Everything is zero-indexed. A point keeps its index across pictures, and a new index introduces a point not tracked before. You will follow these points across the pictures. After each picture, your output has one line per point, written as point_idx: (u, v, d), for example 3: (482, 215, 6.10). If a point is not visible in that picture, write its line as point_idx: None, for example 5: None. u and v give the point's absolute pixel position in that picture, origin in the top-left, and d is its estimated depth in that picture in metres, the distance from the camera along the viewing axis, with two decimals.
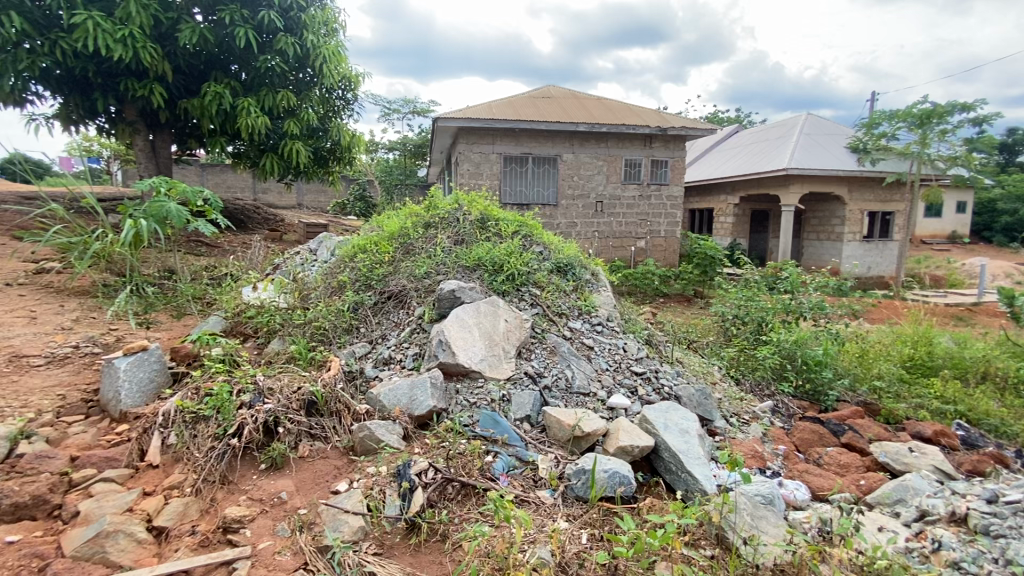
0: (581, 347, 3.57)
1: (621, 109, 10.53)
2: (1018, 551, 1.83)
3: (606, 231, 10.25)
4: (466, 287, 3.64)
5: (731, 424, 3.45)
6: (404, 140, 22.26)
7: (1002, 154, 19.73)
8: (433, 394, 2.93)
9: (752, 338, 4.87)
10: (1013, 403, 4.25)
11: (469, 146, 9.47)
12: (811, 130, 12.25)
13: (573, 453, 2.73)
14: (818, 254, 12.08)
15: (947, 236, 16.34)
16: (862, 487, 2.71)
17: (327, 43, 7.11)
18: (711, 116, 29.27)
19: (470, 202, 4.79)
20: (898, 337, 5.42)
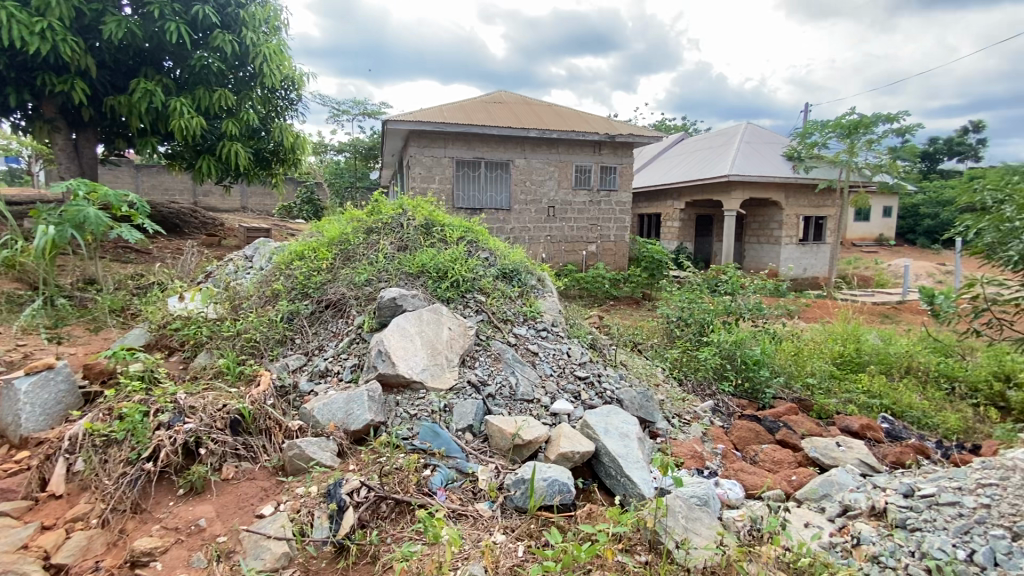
0: (526, 353, 3.53)
1: (571, 116, 10.66)
2: (932, 544, 1.82)
3: (558, 235, 10.33)
4: (407, 294, 3.54)
5: (673, 425, 3.51)
6: (355, 143, 21.75)
7: (922, 163, 21.32)
8: (370, 407, 2.81)
9: (694, 339, 5.00)
10: (930, 395, 4.55)
11: (420, 149, 9.31)
12: (751, 139, 12.84)
13: (515, 462, 2.68)
14: (758, 256, 12.66)
15: (875, 239, 17.50)
16: (794, 483, 2.79)
17: (268, 41, 6.78)
18: (659, 123, 30.24)
19: (414, 207, 4.69)
20: (830, 335, 5.71)
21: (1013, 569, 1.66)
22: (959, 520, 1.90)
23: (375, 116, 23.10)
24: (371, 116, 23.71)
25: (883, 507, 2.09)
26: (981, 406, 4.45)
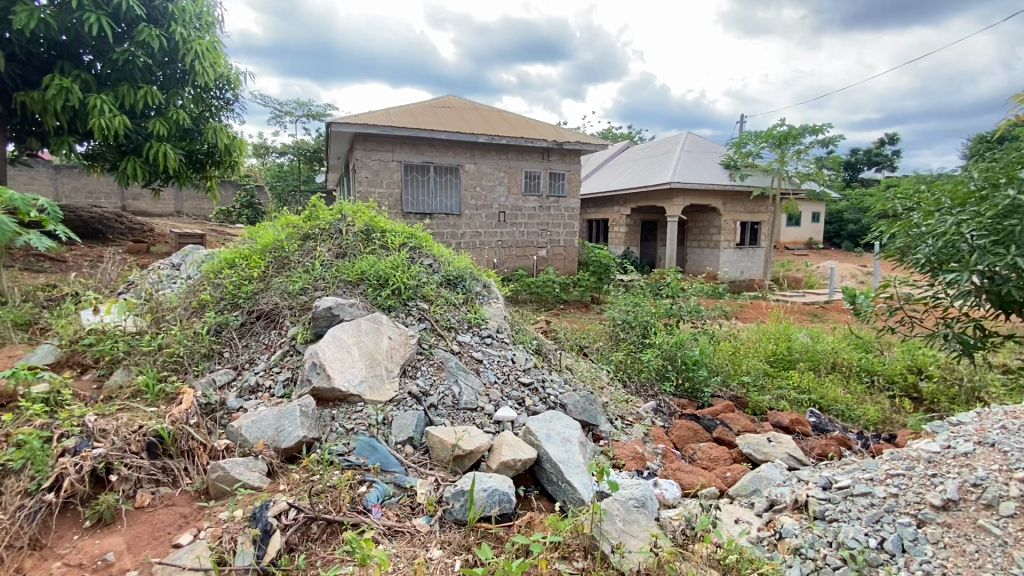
0: (470, 361, 3.49)
1: (520, 122, 10.73)
2: (847, 533, 1.91)
3: (509, 240, 10.35)
4: (344, 303, 3.43)
5: (616, 427, 3.55)
6: (299, 145, 21.02)
7: (846, 172, 22.96)
8: (303, 423, 2.68)
9: (638, 341, 5.12)
10: (853, 389, 4.85)
11: (367, 153, 9.07)
12: (691, 147, 13.39)
13: (456, 473, 2.63)
14: (700, 260, 13.19)
15: (805, 243, 18.66)
16: (727, 479, 2.88)
17: (201, 37, 6.36)
18: (607, 131, 31.07)
19: (355, 212, 4.56)
20: (764, 334, 6.01)
21: (918, 554, 1.77)
22: (871, 509, 2.00)
23: (320, 118, 22.43)
24: (316, 118, 23.01)
25: (805, 500, 2.19)
26: (897, 398, 4.80)
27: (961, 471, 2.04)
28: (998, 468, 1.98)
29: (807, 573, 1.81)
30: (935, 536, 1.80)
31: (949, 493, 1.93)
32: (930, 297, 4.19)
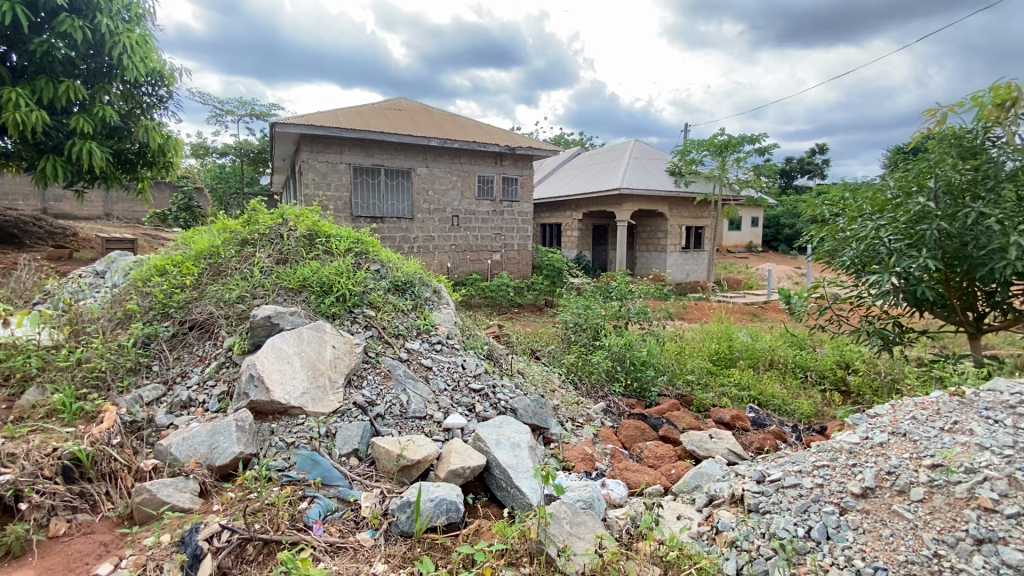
0: (418, 368, 3.43)
1: (472, 126, 10.72)
2: (779, 524, 2.00)
3: (462, 245, 10.29)
4: (285, 312, 3.31)
5: (566, 429, 3.59)
6: (242, 145, 20.14)
7: (781, 179, 24.37)
8: (239, 438, 2.55)
9: (589, 343, 5.19)
10: (789, 384, 5.12)
11: (313, 154, 8.80)
12: (638, 154, 13.82)
13: (403, 483, 2.57)
14: (648, 263, 13.59)
15: (745, 246, 19.64)
16: (671, 476, 2.96)
17: (131, 30, 5.94)
18: (559, 137, 31.57)
19: (298, 216, 4.41)
20: (707, 334, 6.25)
21: (840, 540, 1.88)
22: (799, 499, 2.11)
23: (264, 117, 21.59)
24: (260, 117, 22.12)
25: (741, 494, 2.28)
26: (828, 391, 5.11)
27: (878, 460, 2.18)
28: (909, 455, 2.13)
29: (742, 564, 1.90)
30: (856, 522, 1.93)
31: (867, 481, 2.06)
32: (855, 296, 4.49)
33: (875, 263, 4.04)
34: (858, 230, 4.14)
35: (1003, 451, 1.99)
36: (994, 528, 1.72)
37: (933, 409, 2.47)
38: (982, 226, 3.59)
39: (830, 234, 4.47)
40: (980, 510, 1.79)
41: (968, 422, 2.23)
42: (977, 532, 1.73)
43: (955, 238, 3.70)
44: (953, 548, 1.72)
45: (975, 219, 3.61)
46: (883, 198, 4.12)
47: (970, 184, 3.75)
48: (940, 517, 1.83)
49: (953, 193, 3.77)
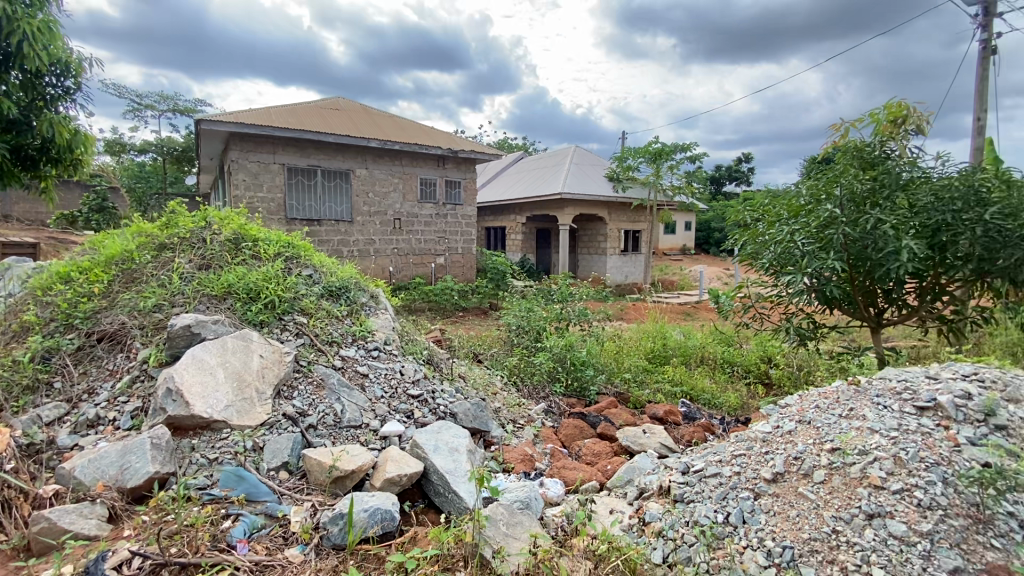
0: (354, 376, 3.34)
1: (413, 128, 10.58)
2: (701, 512, 2.14)
3: (405, 248, 10.11)
4: (207, 321, 3.13)
5: (507, 431, 3.60)
6: (163, 142, 18.80)
7: (711, 185, 25.79)
8: (154, 457, 2.39)
9: (530, 345, 5.25)
10: (718, 379, 5.41)
11: (243, 154, 8.37)
12: (578, 160, 14.17)
13: (337, 495, 2.50)
14: (589, 265, 13.93)
15: (679, 249, 20.60)
16: (607, 472, 3.05)
17: (32, 16, 5.37)
18: (502, 141, 31.79)
19: (223, 219, 4.18)
20: (644, 333, 6.49)
21: (755, 523, 2.02)
22: (720, 487, 2.26)
23: (189, 113, 20.30)
24: (184, 113, 20.78)
25: (667, 486, 2.41)
26: (753, 384, 5.44)
27: (786, 446, 2.36)
28: (812, 441, 2.33)
29: (668, 553, 2.01)
30: (768, 505, 2.08)
31: (777, 467, 2.23)
32: (775, 295, 4.82)
33: (791, 264, 4.37)
34: (775, 234, 4.45)
35: (890, 433, 2.20)
36: (883, 503, 1.91)
37: (833, 397, 2.70)
38: (880, 230, 3.96)
39: (752, 238, 4.78)
40: (871, 488, 1.98)
41: (862, 408, 2.46)
42: (869, 507, 1.91)
43: (857, 241, 4.06)
44: (849, 523, 1.90)
45: (873, 224, 3.97)
46: (797, 205, 4.44)
47: (869, 193, 4.13)
48: (838, 496, 2.01)
49: (856, 201, 4.14)
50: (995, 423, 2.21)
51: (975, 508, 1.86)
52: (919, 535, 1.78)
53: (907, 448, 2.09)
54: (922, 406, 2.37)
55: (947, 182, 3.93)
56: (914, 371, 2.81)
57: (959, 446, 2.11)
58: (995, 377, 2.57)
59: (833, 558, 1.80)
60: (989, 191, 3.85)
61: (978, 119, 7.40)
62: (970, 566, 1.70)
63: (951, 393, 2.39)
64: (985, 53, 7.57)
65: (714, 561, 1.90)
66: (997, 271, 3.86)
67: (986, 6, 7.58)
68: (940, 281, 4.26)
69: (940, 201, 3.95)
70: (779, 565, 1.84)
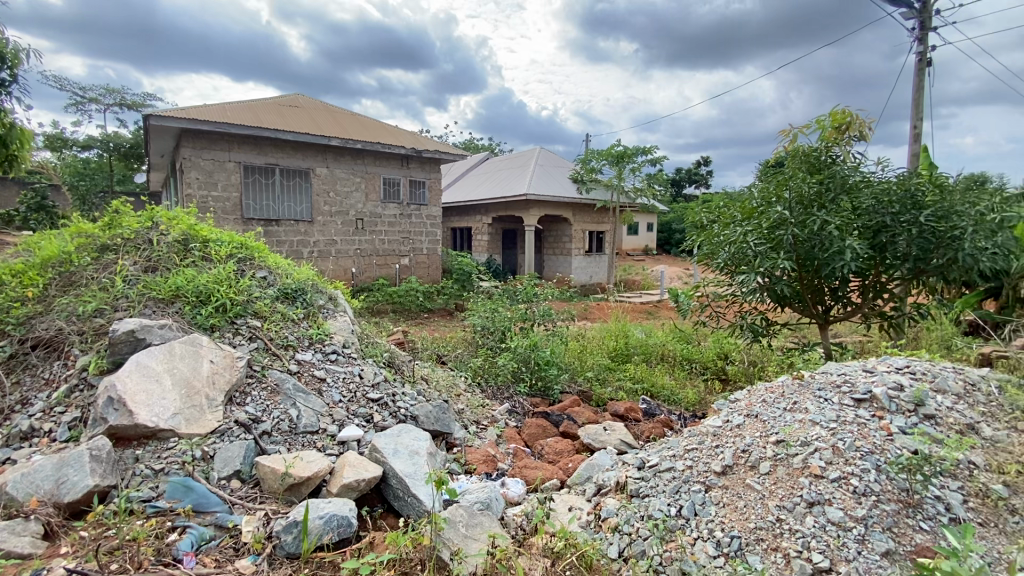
0: (310, 381, 3.26)
1: (375, 127, 10.41)
2: (656, 506, 2.22)
3: (367, 249, 9.93)
4: (152, 325, 3.00)
5: (469, 432, 3.58)
6: (109, 138, 17.86)
7: (673, 187, 26.46)
8: (93, 469, 2.26)
9: (495, 346, 5.25)
10: (677, 375, 5.54)
11: (196, 151, 8.05)
12: (543, 161, 14.28)
13: (292, 503, 2.44)
14: (554, 266, 14.05)
15: (642, 249, 21.05)
16: (568, 470, 3.08)
17: None
18: (467, 142, 31.69)
19: (171, 219, 4.00)
20: (607, 332, 6.59)
21: (705, 515, 2.11)
22: (673, 481, 2.35)
23: (137, 108, 19.37)
24: (133, 108, 19.81)
25: (624, 482, 2.48)
26: (710, 380, 5.52)
27: (735, 439, 2.47)
28: (759, 434, 2.43)
29: (623, 547, 2.08)
30: (718, 497, 2.17)
31: (726, 460, 2.34)
32: (730, 293, 4.99)
33: (744, 264, 4.53)
34: (730, 235, 4.61)
35: (830, 424, 2.32)
36: (823, 491, 2.01)
37: (779, 392, 2.83)
38: (826, 231, 4.14)
39: (708, 238, 4.94)
40: (811, 477, 2.09)
41: (804, 401, 2.58)
42: (809, 496, 2.01)
43: (805, 242, 4.25)
44: (792, 511, 1.99)
45: (820, 225, 4.15)
46: (750, 206, 4.59)
47: (817, 196, 4.32)
48: (782, 486, 2.11)
49: (804, 203, 4.32)
50: (924, 412, 2.36)
51: (906, 493, 1.97)
52: (855, 520, 1.88)
53: (844, 438, 2.21)
54: (860, 397, 2.51)
55: (886, 186, 4.16)
56: (853, 365, 2.97)
57: (891, 435, 2.24)
58: (925, 370, 2.74)
59: (777, 545, 1.89)
60: (923, 195, 4.11)
61: (915, 127, 7.87)
62: (901, 548, 1.81)
63: (885, 385, 2.54)
64: (921, 65, 8.06)
65: (667, 553, 1.97)
66: (931, 269, 4.12)
67: (921, 21, 8.07)
68: (881, 279, 4.51)
69: (880, 203, 4.19)
70: (727, 554, 1.92)
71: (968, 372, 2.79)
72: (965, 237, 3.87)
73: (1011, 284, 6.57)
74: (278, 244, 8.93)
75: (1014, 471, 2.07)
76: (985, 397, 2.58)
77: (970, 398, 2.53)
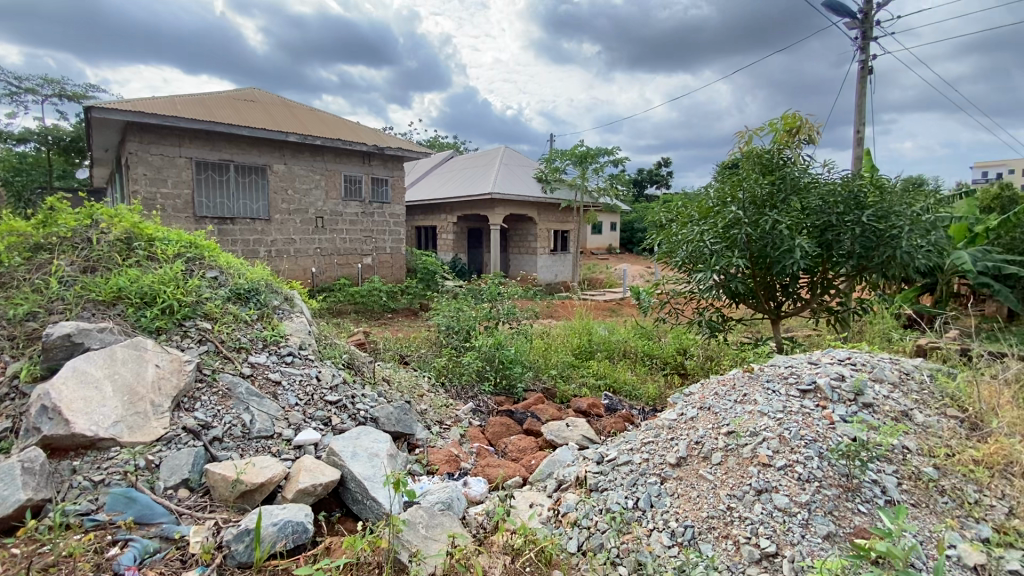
0: (264, 384, 3.16)
1: (336, 123, 10.17)
2: (614, 500, 2.28)
3: (328, 248, 9.70)
4: (91, 329, 2.86)
5: (431, 432, 3.53)
6: (46, 130, 16.75)
7: (635, 187, 26.98)
8: (26, 483, 2.12)
9: (459, 345, 5.21)
10: (639, 371, 5.64)
11: (143, 145, 7.67)
12: (508, 160, 14.28)
13: (244, 510, 2.36)
14: (520, 265, 14.08)
15: (606, 248, 21.37)
16: (530, 467, 3.08)
17: None
18: (432, 141, 31.36)
19: (113, 217, 3.79)
20: (571, 330, 6.64)
21: (661, 506, 2.20)
22: (631, 474, 2.43)
23: (79, 100, 18.30)
24: (74, 99, 18.70)
25: (584, 476, 2.53)
26: (669, 375, 5.66)
27: (689, 432, 2.56)
28: (711, 426, 2.52)
29: (582, 541, 2.14)
30: (672, 488, 2.26)
31: (681, 452, 2.42)
32: (688, 290, 5.13)
33: (701, 262, 4.67)
34: (687, 234, 4.74)
35: (777, 414, 2.43)
36: (770, 479, 2.10)
37: (730, 384, 2.93)
38: (777, 230, 4.32)
39: (667, 237, 5.06)
40: (760, 466, 2.17)
41: (754, 393, 2.69)
42: (758, 484, 2.10)
43: (758, 241, 4.42)
44: (741, 499, 2.08)
45: (772, 225, 4.33)
46: (707, 206, 4.73)
47: (769, 196, 4.49)
48: (732, 475, 2.20)
49: (756, 203, 4.49)
50: (863, 401, 2.50)
51: (846, 478, 2.08)
52: (799, 506, 1.97)
53: (790, 427, 2.31)
54: (805, 388, 2.63)
55: (832, 187, 4.37)
56: (800, 357, 3.11)
57: (833, 423, 2.36)
58: (864, 361, 2.90)
59: (727, 533, 1.98)
60: (865, 195, 4.33)
61: (858, 132, 8.30)
62: (841, 530, 1.91)
63: (828, 376, 2.67)
64: (863, 73, 8.51)
65: (624, 545, 2.05)
66: (873, 266, 4.35)
67: (863, 31, 8.51)
68: (828, 276, 4.73)
69: (827, 204, 4.39)
70: (681, 543, 2.01)
71: (904, 362, 2.97)
72: (902, 236, 4.11)
73: (945, 280, 7.02)
74: (232, 243, 8.60)
75: (943, 454, 2.22)
76: (918, 385, 2.75)
77: (904, 386, 2.69)
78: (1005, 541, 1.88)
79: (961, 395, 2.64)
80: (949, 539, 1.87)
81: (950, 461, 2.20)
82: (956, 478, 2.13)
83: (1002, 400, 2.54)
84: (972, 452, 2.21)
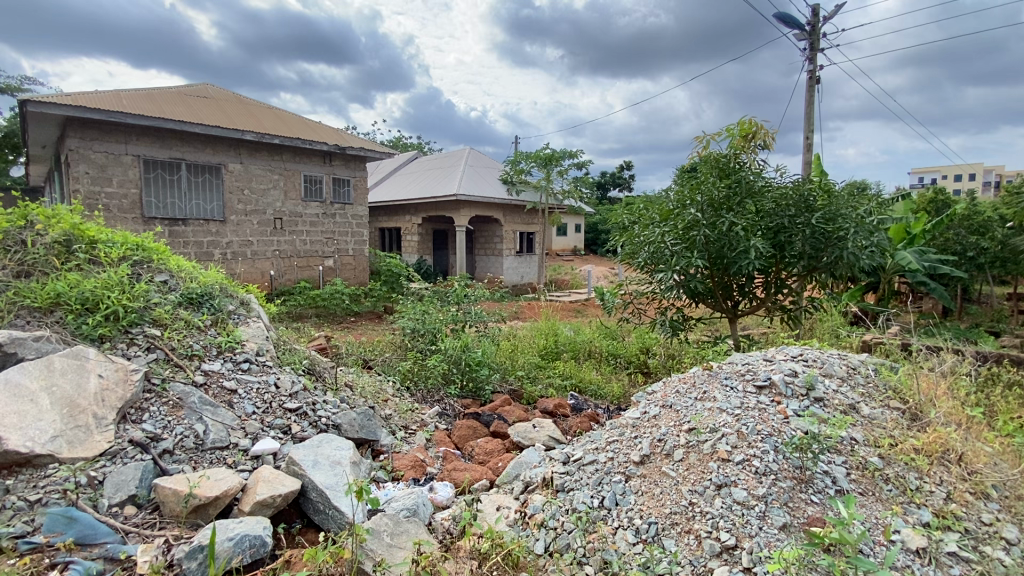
0: (218, 393, 3.02)
1: (295, 121, 9.87)
2: (580, 500, 2.32)
3: (288, 250, 9.41)
4: (25, 338, 2.70)
5: (396, 437, 3.46)
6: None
7: (599, 190, 27.42)
8: None
9: (425, 348, 5.10)
10: (603, 370, 5.70)
11: (85, 142, 7.23)
12: (473, 162, 14.22)
13: (198, 526, 2.26)
14: (486, 266, 14.03)
15: (570, 250, 21.59)
16: (497, 470, 3.06)
17: None
18: (396, 141, 30.91)
19: (51, 218, 3.57)
20: (537, 330, 6.64)
21: (626, 504, 2.25)
22: (596, 473, 2.48)
23: (13, 92, 17.14)
24: (7, 91, 17.45)
25: (550, 477, 2.56)
26: (633, 373, 5.73)
27: (652, 430, 2.62)
28: (673, 423, 2.59)
29: (549, 542, 2.16)
30: (636, 486, 2.32)
31: (644, 450, 2.48)
32: (650, 291, 5.24)
33: (662, 262, 4.79)
34: (648, 236, 4.85)
35: (735, 411, 2.51)
36: (729, 474, 2.17)
37: (690, 382, 3.02)
38: (733, 232, 4.48)
39: (629, 239, 5.16)
40: (719, 461, 2.24)
41: (713, 390, 2.77)
42: (718, 479, 2.16)
43: (715, 242, 4.57)
44: (702, 494, 2.14)
45: (728, 227, 4.49)
46: (666, 209, 4.85)
47: (725, 199, 4.64)
48: (693, 471, 2.26)
49: (713, 206, 4.64)
50: (814, 396, 2.61)
51: (799, 470, 2.17)
52: (756, 498, 2.04)
53: (747, 422, 2.39)
54: (761, 384, 2.73)
55: (784, 192, 4.55)
56: (756, 355, 3.22)
57: (787, 418, 2.46)
58: (815, 357, 3.02)
59: (689, 528, 2.03)
60: (815, 199, 4.53)
61: (807, 138, 8.71)
62: (795, 520, 1.98)
63: (782, 372, 2.78)
64: (812, 83, 8.93)
65: (590, 544, 2.09)
66: (822, 267, 4.55)
67: (811, 43, 8.93)
68: (781, 276, 4.91)
69: (780, 207, 4.57)
70: (645, 540, 2.06)
71: (851, 357, 3.12)
72: (848, 238, 4.33)
73: (887, 279, 7.46)
74: (184, 245, 8.23)
75: (887, 444, 2.34)
76: (864, 378, 2.89)
77: (851, 380, 2.83)
78: (943, 524, 2.01)
79: (902, 387, 2.79)
80: (894, 525, 1.97)
81: (893, 450, 2.32)
82: (899, 467, 2.25)
83: (938, 391, 2.71)
84: (912, 441, 2.35)
